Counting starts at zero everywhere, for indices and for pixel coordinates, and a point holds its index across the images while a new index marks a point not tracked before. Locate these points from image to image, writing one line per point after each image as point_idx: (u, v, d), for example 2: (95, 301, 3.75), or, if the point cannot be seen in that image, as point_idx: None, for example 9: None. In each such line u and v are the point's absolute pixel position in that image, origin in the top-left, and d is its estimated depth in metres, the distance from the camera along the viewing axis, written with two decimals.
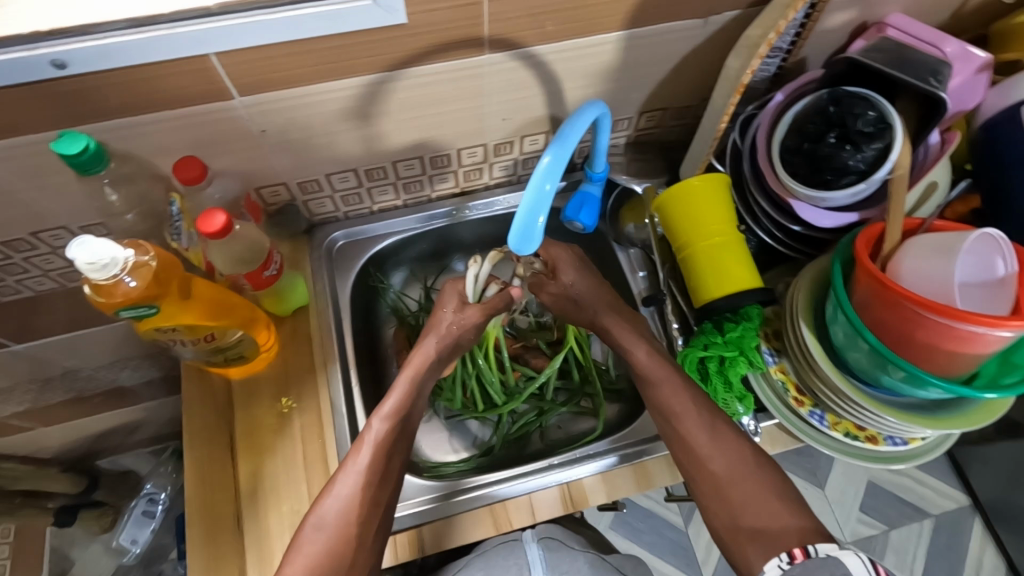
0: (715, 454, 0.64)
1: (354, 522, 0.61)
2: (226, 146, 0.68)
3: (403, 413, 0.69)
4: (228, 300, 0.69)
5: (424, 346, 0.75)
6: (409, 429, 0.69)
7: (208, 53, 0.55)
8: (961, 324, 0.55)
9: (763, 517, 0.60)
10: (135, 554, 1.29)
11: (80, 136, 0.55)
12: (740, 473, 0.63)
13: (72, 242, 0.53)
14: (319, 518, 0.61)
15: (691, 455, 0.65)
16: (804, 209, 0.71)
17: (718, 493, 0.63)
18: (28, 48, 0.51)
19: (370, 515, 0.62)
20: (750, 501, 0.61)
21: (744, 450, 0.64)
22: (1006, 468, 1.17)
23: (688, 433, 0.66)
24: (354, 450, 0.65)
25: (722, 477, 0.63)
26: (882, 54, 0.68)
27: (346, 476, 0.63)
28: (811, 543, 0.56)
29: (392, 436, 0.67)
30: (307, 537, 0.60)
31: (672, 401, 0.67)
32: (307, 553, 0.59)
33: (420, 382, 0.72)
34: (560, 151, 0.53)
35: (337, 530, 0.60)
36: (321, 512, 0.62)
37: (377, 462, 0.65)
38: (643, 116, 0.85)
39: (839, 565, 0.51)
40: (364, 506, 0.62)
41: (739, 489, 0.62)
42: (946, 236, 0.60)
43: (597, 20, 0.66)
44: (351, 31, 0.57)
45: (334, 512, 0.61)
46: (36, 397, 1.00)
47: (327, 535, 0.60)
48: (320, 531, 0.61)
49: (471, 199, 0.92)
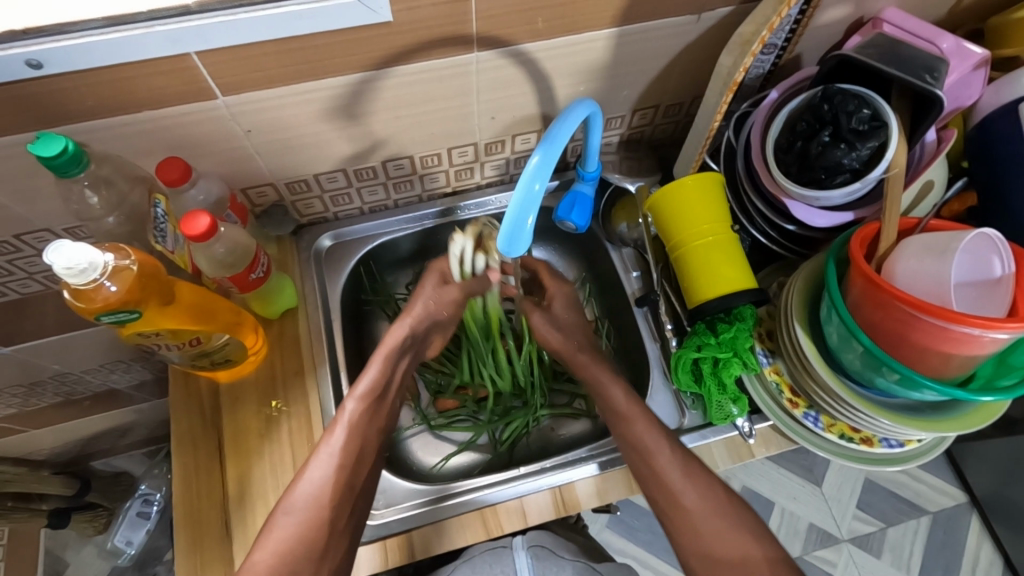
0: (688, 489, 0.65)
1: (326, 507, 0.60)
2: (211, 146, 0.67)
3: (376, 392, 0.68)
4: (212, 304, 0.68)
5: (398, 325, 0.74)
6: (382, 411, 0.69)
7: (188, 52, 0.54)
8: (955, 326, 0.54)
9: (729, 547, 0.62)
10: (129, 555, 1.28)
11: (57, 137, 0.53)
12: (712, 508, 0.64)
13: (49, 246, 0.52)
14: (289, 504, 0.61)
15: (664, 490, 0.65)
16: (798, 209, 0.70)
17: (691, 527, 0.64)
18: (2, 47, 0.49)
19: (343, 500, 0.62)
20: (717, 536, 0.63)
21: (712, 485, 0.66)
22: (1003, 464, 1.17)
23: (662, 469, 0.66)
24: (328, 432, 0.65)
25: (695, 513, 0.64)
26: (875, 50, 0.66)
27: (321, 458, 0.63)
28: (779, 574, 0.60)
29: (364, 417, 0.67)
30: (278, 522, 0.60)
31: (645, 439, 0.67)
32: (278, 538, 0.59)
33: (391, 364, 0.71)
34: (549, 152, 0.52)
35: (309, 515, 0.60)
36: (293, 496, 0.61)
37: (350, 444, 0.65)
38: (635, 114, 0.84)
39: None
40: (337, 490, 0.62)
41: (711, 522, 0.63)
42: (943, 236, 0.59)
43: (587, 17, 0.64)
44: (335, 29, 0.56)
45: (306, 496, 0.61)
46: (25, 400, 0.99)
47: (296, 520, 0.60)
48: (291, 514, 0.60)
49: (463, 199, 0.91)
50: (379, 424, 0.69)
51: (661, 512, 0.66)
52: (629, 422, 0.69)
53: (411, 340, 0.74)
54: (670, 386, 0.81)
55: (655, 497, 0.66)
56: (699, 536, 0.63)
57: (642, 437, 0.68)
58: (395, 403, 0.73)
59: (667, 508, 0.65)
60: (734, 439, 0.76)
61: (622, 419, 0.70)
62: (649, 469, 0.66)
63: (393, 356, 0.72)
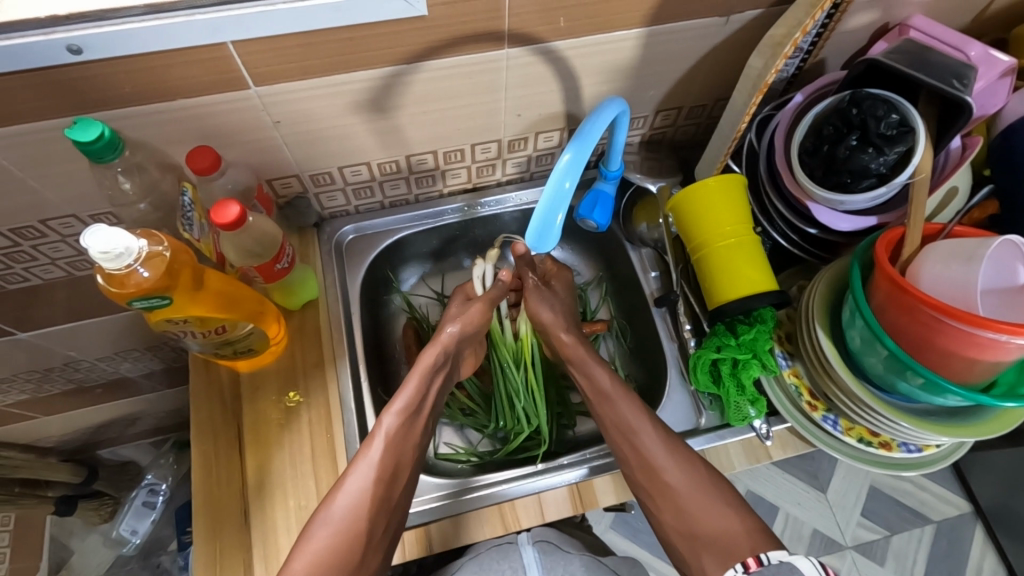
0: (671, 467, 0.66)
1: (362, 520, 0.61)
2: (240, 137, 0.67)
3: (415, 406, 0.69)
4: (238, 292, 0.68)
5: (439, 338, 0.75)
6: (419, 424, 0.70)
7: (225, 42, 0.54)
8: (982, 331, 0.54)
9: (705, 522, 0.63)
10: (134, 544, 1.28)
11: (94, 123, 0.54)
12: (691, 482, 0.65)
13: (86, 230, 0.53)
14: (328, 514, 0.61)
15: (646, 467, 0.67)
16: (821, 212, 0.70)
17: (672, 502, 0.65)
18: (44, 32, 0.50)
19: (378, 515, 0.62)
20: (700, 511, 0.63)
21: (692, 457, 0.67)
22: (1010, 474, 1.17)
23: (645, 449, 0.67)
24: (366, 444, 0.66)
25: (676, 486, 0.65)
26: (903, 56, 0.66)
27: (358, 471, 0.64)
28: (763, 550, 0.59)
29: (401, 432, 0.67)
30: (315, 533, 0.61)
31: (628, 416, 0.70)
32: (315, 548, 0.59)
33: (427, 381, 0.72)
34: (580, 149, 0.52)
35: (345, 527, 0.60)
36: (330, 507, 0.62)
37: (388, 458, 0.65)
38: (658, 115, 0.84)
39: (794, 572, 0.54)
40: (374, 504, 0.62)
41: (690, 498, 0.64)
42: (968, 242, 0.59)
43: (618, 16, 0.65)
44: (370, 22, 0.57)
45: (344, 509, 0.61)
46: (39, 385, 1.00)
47: (333, 533, 0.60)
48: (328, 526, 0.61)
49: (482, 196, 0.91)
50: (416, 438, 0.69)
51: (642, 490, 0.67)
52: (612, 400, 0.72)
53: (444, 357, 0.75)
54: (687, 386, 0.81)
55: (637, 477, 0.68)
56: (678, 507, 0.64)
57: (623, 416, 0.70)
58: (431, 417, 0.73)
59: (649, 486, 0.66)
60: (750, 440, 0.76)
61: (604, 397, 0.73)
62: (631, 448, 0.68)
63: (430, 372, 0.72)
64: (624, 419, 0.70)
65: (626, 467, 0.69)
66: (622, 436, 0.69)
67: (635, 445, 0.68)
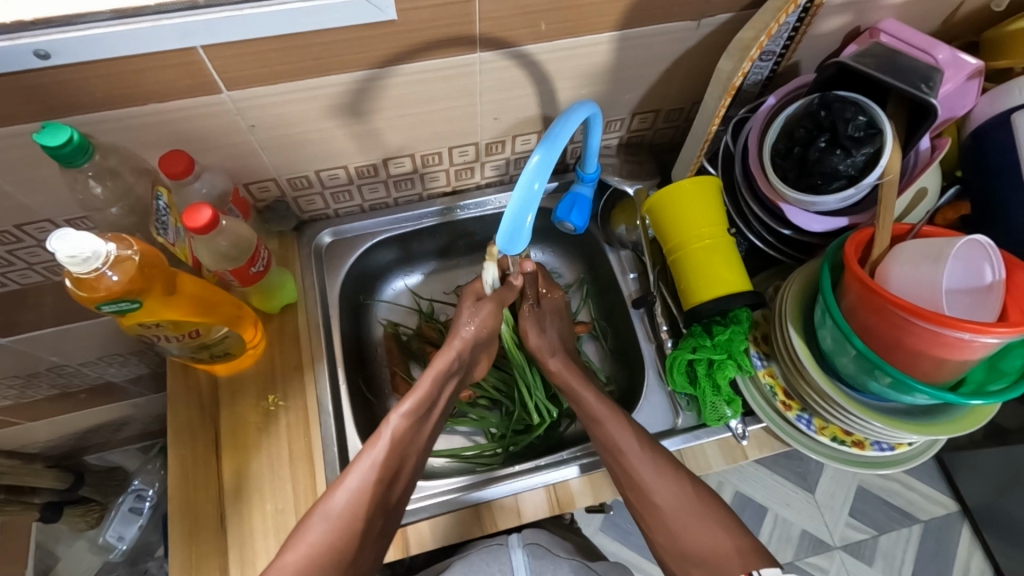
0: (660, 490, 0.66)
1: (359, 519, 0.61)
2: (215, 142, 0.68)
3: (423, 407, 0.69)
4: (213, 297, 0.68)
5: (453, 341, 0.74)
6: (423, 426, 0.70)
7: (194, 47, 0.55)
8: (948, 331, 0.55)
9: (703, 545, 0.64)
10: (121, 550, 1.28)
11: (63, 127, 0.54)
12: (681, 501, 0.66)
13: (52, 235, 0.53)
14: (326, 509, 0.62)
15: (635, 487, 0.67)
16: (795, 214, 0.71)
17: (664, 525, 0.66)
18: (10, 37, 0.50)
19: (375, 513, 0.63)
20: (696, 533, 0.64)
21: (683, 477, 0.67)
22: (994, 473, 1.17)
23: (633, 471, 0.67)
24: (369, 443, 0.66)
25: (667, 508, 0.66)
26: (873, 59, 0.68)
27: (359, 468, 0.64)
28: (754, 568, 0.60)
29: (407, 432, 0.68)
30: (311, 526, 0.61)
31: (615, 438, 0.69)
32: (309, 541, 0.60)
33: (440, 382, 0.72)
34: (549, 152, 0.53)
35: (342, 522, 0.61)
36: (329, 503, 0.62)
37: (392, 456, 0.65)
38: (635, 117, 0.85)
39: None
40: (373, 503, 0.62)
41: (682, 523, 0.65)
42: (935, 242, 0.60)
43: (590, 20, 0.65)
44: (341, 26, 0.57)
45: (342, 505, 0.62)
46: (21, 392, 0.99)
47: (330, 527, 0.61)
48: (326, 521, 0.61)
49: (463, 199, 0.92)
50: (420, 440, 0.70)
51: (635, 507, 0.68)
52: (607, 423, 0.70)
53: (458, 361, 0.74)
54: (665, 388, 0.82)
55: (628, 491, 0.68)
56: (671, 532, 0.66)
57: (612, 438, 0.69)
58: (439, 417, 0.73)
59: (639, 504, 0.67)
60: (727, 440, 0.76)
61: (593, 420, 0.71)
62: (619, 467, 0.68)
63: (443, 374, 0.72)
64: (611, 440, 0.69)
65: (619, 482, 0.69)
66: (612, 457, 0.68)
67: (621, 464, 0.68)
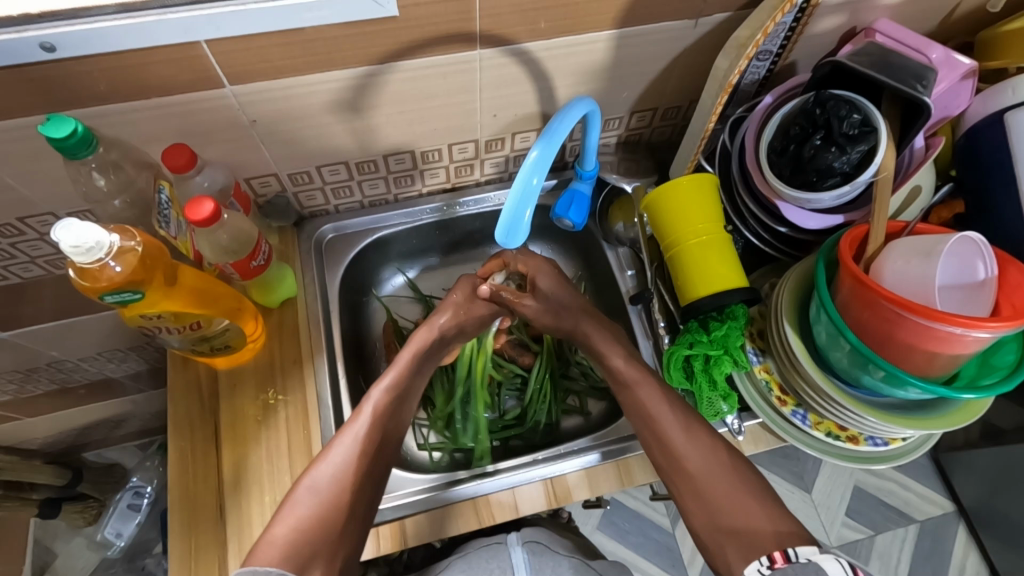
0: (691, 453, 0.66)
1: (347, 490, 0.62)
2: (216, 136, 0.68)
3: (401, 389, 0.72)
4: (214, 290, 0.69)
5: (428, 327, 0.78)
6: (401, 407, 0.72)
7: (197, 41, 0.55)
8: (939, 325, 0.55)
9: (742, 515, 0.62)
10: (120, 547, 1.27)
11: (67, 120, 0.55)
12: (715, 468, 0.64)
13: (56, 225, 0.54)
14: (313, 481, 0.62)
15: (666, 451, 0.67)
16: (790, 211, 0.72)
17: (696, 492, 0.64)
18: (17, 30, 0.51)
19: (361, 487, 0.63)
20: (732, 503, 0.63)
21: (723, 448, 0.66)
22: (989, 472, 1.18)
23: (666, 437, 0.67)
24: (353, 418, 0.67)
25: (700, 474, 0.64)
26: (867, 58, 0.68)
27: (342, 441, 0.65)
28: (788, 545, 0.57)
29: (388, 409, 0.69)
30: (299, 499, 0.61)
31: (647, 403, 0.70)
32: (299, 513, 0.60)
33: (417, 361, 0.75)
34: (548, 146, 0.53)
35: (330, 493, 0.61)
36: (315, 476, 0.63)
37: (374, 431, 0.67)
38: (633, 116, 0.86)
39: (819, 571, 0.52)
40: (358, 477, 0.63)
41: (715, 487, 0.64)
42: (927, 238, 0.60)
43: (588, 18, 0.66)
44: (342, 22, 0.58)
45: (328, 477, 0.62)
46: (20, 386, 1.00)
47: (318, 499, 0.61)
48: (314, 493, 0.61)
49: (462, 195, 0.92)
50: (399, 421, 0.71)
51: (667, 478, 0.67)
52: (636, 386, 0.72)
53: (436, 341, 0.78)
54: None
55: (656, 458, 0.68)
56: (704, 500, 0.64)
57: (647, 406, 0.70)
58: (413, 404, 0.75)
59: (672, 474, 0.66)
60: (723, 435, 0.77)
61: (624, 385, 0.73)
62: (652, 432, 0.68)
63: (417, 354, 0.76)
64: (645, 407, 0.70)
65: (652, 451, 0.69)
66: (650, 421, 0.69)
67: (654, 429, 0.68)
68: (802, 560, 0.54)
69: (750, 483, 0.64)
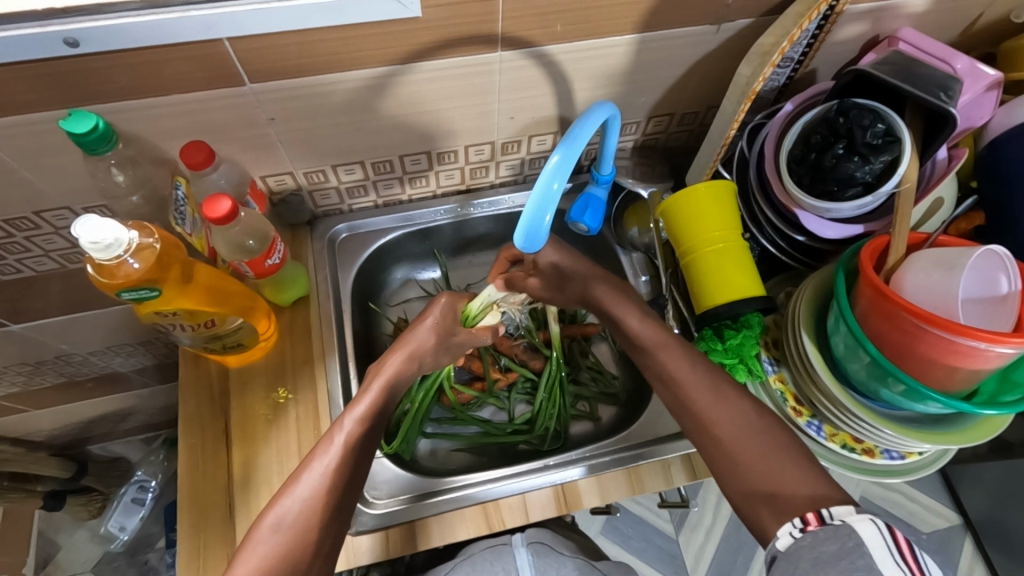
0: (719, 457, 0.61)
1: (314, 527, 0.57)
2: (233, 133, 0.68)
3: (375, 416, 0.66)
4: (227, 287, 0.68)
5: (406, 343, 0.73)
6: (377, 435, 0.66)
7: (220, 38, 0.55)
8: (962, 339, 0.55)
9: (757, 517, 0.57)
10: (122, 541, 1.28)
11: (88, 115, 0.55)
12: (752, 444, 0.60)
13: (77, 221, 0.54)
14: (277, 518, 0.57)
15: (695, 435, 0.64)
16: (810, 220, 0.71)
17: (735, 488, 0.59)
18: (40, 24, 0.50)
19: (330, 524, 0.58)
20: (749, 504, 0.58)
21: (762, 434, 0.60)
22: (997, 487, 1.17)
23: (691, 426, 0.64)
24: (321, 450, 0.62)
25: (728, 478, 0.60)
26: (890, 67, 0.67)
27: (311, 474, 0.60)
28: (824, 507, 0.52)
29: (362, 440, 0.63)
30: (262, 537, 0.56)
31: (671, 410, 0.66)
32: (260, 554, 0.55)
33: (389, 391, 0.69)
34: (569, 151, 0.53)
35: (295, 531, 0.56)
36: (280, 511, 0.57)
37: (345, 465, 0.61)
38: (650, 121, 0.85)
39: (852, 536, 0.48)
40: (327, 511, 0.58)
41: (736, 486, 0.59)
42: (951, 251, 0.59)
43: (610, 22, 0.66)
44: (364, 21, 0.57)
45: (294, 513, 0.57)
46: (29, 378, 1.00)
47: (283, 536, 0.56)
48: (277, 532, 0.56)
49: (475, 197, 0.92)
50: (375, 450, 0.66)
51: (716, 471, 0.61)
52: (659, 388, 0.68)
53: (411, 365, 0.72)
54: None
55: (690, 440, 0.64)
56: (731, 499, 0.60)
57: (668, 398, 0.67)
58: None
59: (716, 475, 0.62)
60: None
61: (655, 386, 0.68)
62: (684, 415, 0.65)
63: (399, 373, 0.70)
64: (670, 388, 0.66)
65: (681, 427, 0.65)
66: (681, 403, 0.65)
67: (681, 410, 0.65)
68: (835, 522, 0.49)
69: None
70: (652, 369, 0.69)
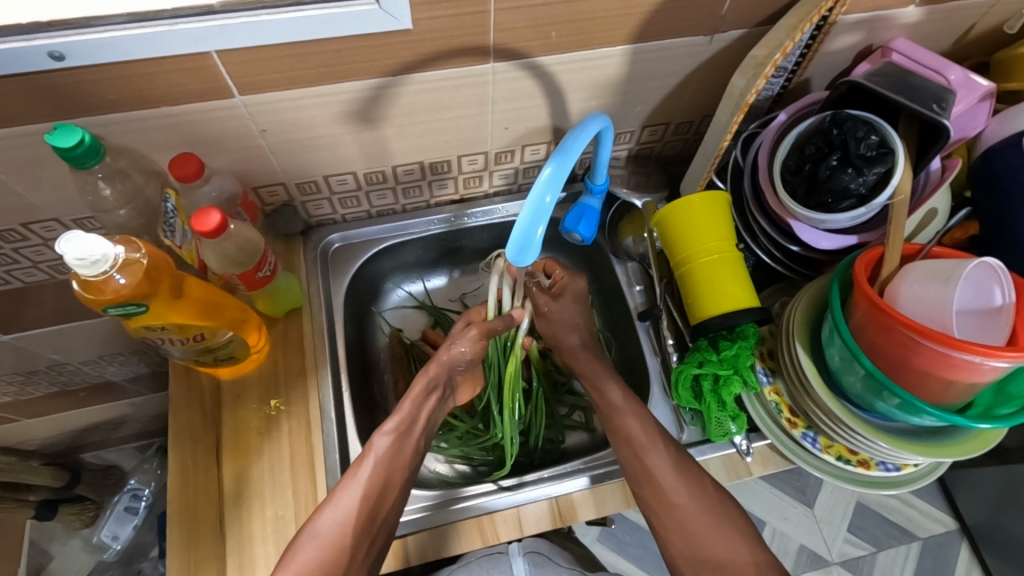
0: (680, 488, 0.67)
1: (348, 536, 0.62)
2: (222, 144, 0.67)
3: (406, 428, 0.70)
4: (217, 300, 0.68)
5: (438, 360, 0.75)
6: (411, 447, 0.70)
7: (209, 51, 0.55)
8: (957, 353, 0.54)
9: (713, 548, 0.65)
10: (115, 550, 1.26)
11: (75, 129, 0.54)
12: (703, 511, 0.66)
13: (61, 238, 0.53)
14: (315, 529, 0.62)
15: (654, 481, 0.68)
16: (803, 230, 0.71)
17: (681, 526, 0.66)
18: (27, 38, 0.50)
19: (364, 533, 0.63)
20: (707, 539, 0.65)
21: (709, 493, 0.67)
22: (995, 493, 1.17)
23: (654, 466, 0.68)
24: (356, 465, 0.67)
25: (687, 511, 0.66)
26: (884, 78, 0.67)
27: (349, 488, 0.65)
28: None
29: (392, 452, 0.68)
30: (301, 546, 0.61)
31: (642, 438, 0.70)
32: (301, 561, 0.60)
33: (421, 403, 0.73)
34: (562, 164, 0.52)
35: (331, 541, 0.61)
36: (317, 523, 0.63)
37: (376, 478, 0.66)
38: (645, 130, 0.85)
39: None
40: (362, 521, 0.63)
41: (700, 525, 0.66)
42: (945, 262, 0.59)
43: (604, 33, 0.65)
44: (354, 34, 0.57)
45: (331, 524, 0.62)
46: (20, 388, 0.99)
47: (321, 545, 0.61)
48: (315, 541, 0.61)
49: (470, 207, 0.91)
50: (410, 460, 0.70)
51: (656, 513, 0.68)
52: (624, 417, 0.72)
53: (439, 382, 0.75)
54: (669, 401, 0.81)
55: (646, 493, 0.68)
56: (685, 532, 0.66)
57: (640, 436, 0.70)
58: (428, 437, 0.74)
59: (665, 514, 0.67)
60: (730, 456, 0.76)
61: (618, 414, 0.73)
62: (643, 465, 0.69)
63: (423, 396, 0.73)
64: (630, 430, 0.71)
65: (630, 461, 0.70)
66: (634, 450, 0.69)
67: (636, 443, 0.70)
68: None
69: (738, 523, 0.66)
70: (629, 420, 0.72)
